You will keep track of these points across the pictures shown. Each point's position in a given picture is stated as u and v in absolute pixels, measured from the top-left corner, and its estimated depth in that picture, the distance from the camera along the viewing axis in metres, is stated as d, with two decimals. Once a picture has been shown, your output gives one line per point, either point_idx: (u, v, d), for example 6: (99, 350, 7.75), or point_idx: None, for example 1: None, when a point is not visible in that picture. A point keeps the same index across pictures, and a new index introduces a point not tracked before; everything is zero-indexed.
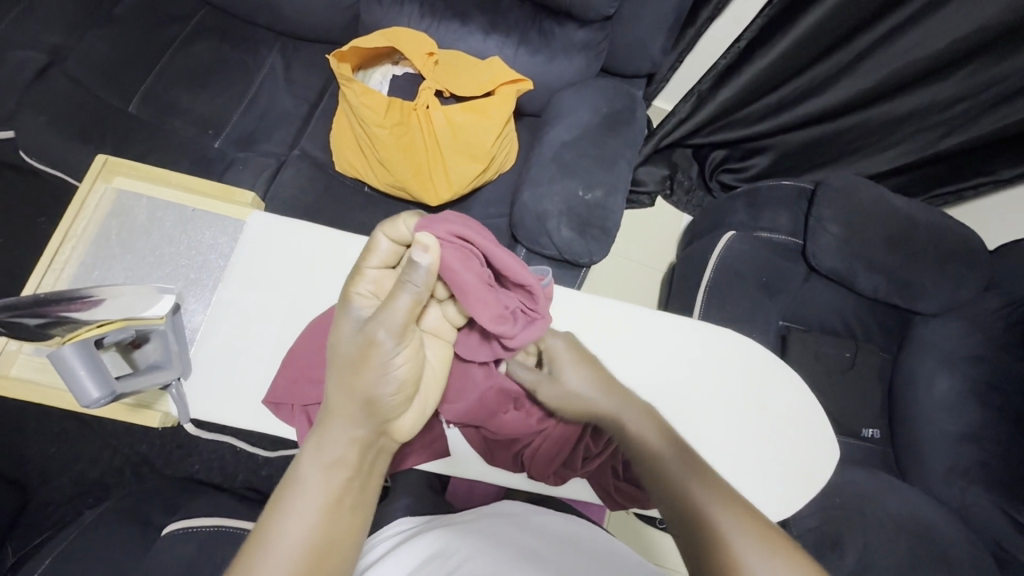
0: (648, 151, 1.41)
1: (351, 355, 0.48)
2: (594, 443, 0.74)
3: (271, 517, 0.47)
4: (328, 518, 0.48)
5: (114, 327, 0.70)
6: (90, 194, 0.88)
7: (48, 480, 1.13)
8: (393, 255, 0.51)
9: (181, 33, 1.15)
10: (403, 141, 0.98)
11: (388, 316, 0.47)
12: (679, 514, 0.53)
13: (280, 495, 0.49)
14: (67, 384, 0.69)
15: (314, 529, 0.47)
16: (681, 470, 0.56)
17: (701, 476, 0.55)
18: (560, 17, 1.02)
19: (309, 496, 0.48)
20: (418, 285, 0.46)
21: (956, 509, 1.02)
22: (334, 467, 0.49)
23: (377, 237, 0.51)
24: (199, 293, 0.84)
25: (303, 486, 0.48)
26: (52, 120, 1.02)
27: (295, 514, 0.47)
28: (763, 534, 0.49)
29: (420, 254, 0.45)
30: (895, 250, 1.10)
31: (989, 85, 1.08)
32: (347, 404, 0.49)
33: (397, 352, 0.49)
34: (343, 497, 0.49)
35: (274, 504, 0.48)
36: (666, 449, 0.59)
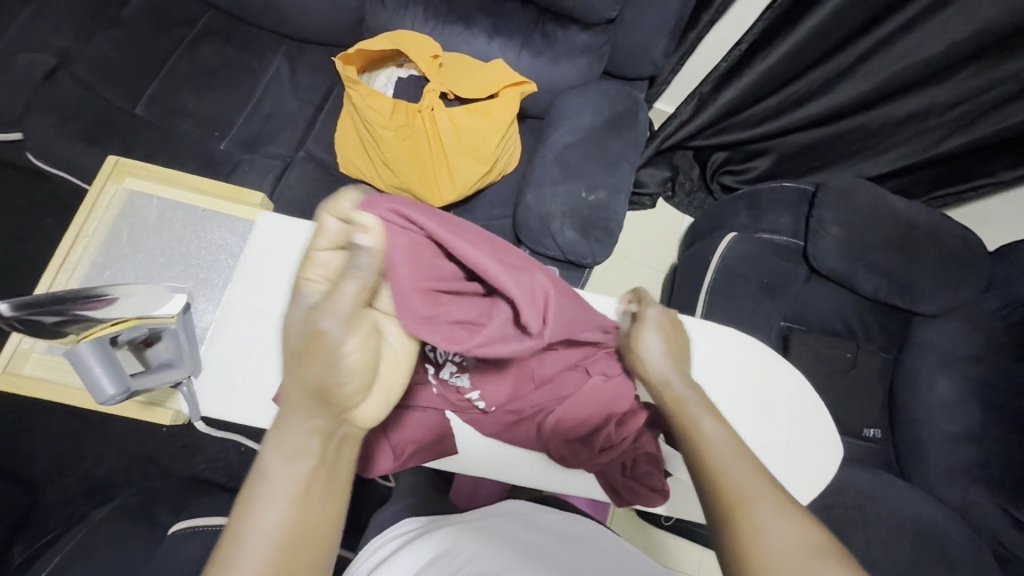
0: (650, 153, 1.42)
1: (300, 341, 0.43)
2: (616, 433, 0.75)
3: (237, 516, 0.43)
4: (297, 514, 0.44)
5: (127, 325, 0.71)
6: (102, 195, 0.88)
7: (53, 480, 1.14)
8: (345, 236, 0.45)
9: (187, 36, 1.16)
10: (409, 143, 0.99)
11: (339, 302, 0.43)
12: (706, 477, 0.53)
13: (244, 492, 0.44)
14: (82, 382, 0.70)
15: (282, 528, 0.43)
16: (719, 440, 0.56)
17: (735, 450, 0.54)
18: (563, 20, 1.03)
19: (276, 492, 0.44)
20: (364, 270, 0.43)
21: (957, 509, 1.02)
22: (299, 460, 0.44)
23: (324, 218, 0.45)
24: (209, 293, 0.85)
25: (270, 480, 0.44)
26: (59, 121, 1.03)
27: (262, 512, 0.43)
28: (785, 508, 0.49)
29: (361, 236, 0.43)
30: (896, 251, 1.11)
31: (989, 88, 1.09)
32: (306, 391, 0.44)
33: (346, 339, 0.44)
34: (311, 489, 0.45)
35: (240, 502, 0.44)
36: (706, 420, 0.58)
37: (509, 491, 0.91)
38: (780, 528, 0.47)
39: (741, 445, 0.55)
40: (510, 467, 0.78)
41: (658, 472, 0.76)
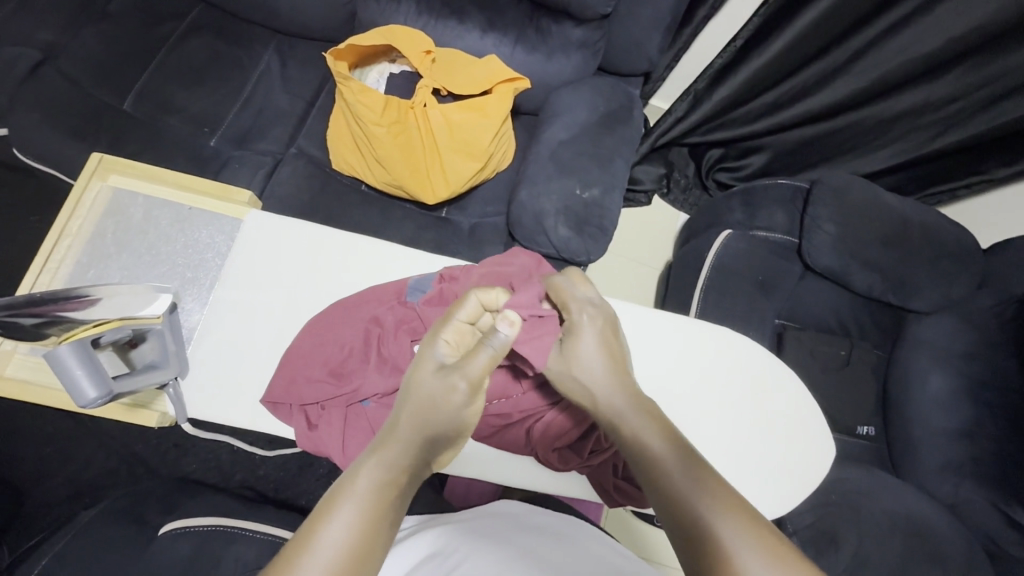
0: (645, 149, 1.41)
1: (433, 394, 0.52)
2: (606, 437, 0.73)
3: (315, 518, 0.43)
4: (366, 534, 0.43)
5: (110, 326, 0.68)
6: (86, 192, 0.87)
7: (42, 481, 1.13)
8: (477, 313, 0.58)
9: (175, 30, 1.14)
10: (400, 139, 0.98)
11: (470, 366, 0.53)
12: (676, 518, 0.48)
13: (327, 501, 0.45)
14: (63, 384, 0.68)
15: (352, 542, 0.42)
16: (679, 471, 0.51)
17: (698, 474, 0.50)
18: (558, 15, 1.02)
19: (358, 505, 0.44)
20: (496, 348, 0.54)
21: (950, 505, 1.03)
22: (388, 485, 0.46)
23: (468, 296, 0.58)
24: (196, 292, 0.84)
25: (355, 491, 0.45)
26: (45, 117, 1.01)
27: (340, 520, 0.43)
28: (780, 554, 0.44)
29: (502, 326, 0.54)
30: (890, 248, 1.11)
31: (983, 85, 1.08)
32: (421, 426, 0.51)
33: (466, 405, 0.53)
34: (386, 513, 0.45)
35: (320, 507, 0.44)
36: (661, 446, 0.53)
37: (502, 490, 0.91)
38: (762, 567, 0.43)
39: (704, 467, 0.51)
40: (502, 467, 0.77)
41: None
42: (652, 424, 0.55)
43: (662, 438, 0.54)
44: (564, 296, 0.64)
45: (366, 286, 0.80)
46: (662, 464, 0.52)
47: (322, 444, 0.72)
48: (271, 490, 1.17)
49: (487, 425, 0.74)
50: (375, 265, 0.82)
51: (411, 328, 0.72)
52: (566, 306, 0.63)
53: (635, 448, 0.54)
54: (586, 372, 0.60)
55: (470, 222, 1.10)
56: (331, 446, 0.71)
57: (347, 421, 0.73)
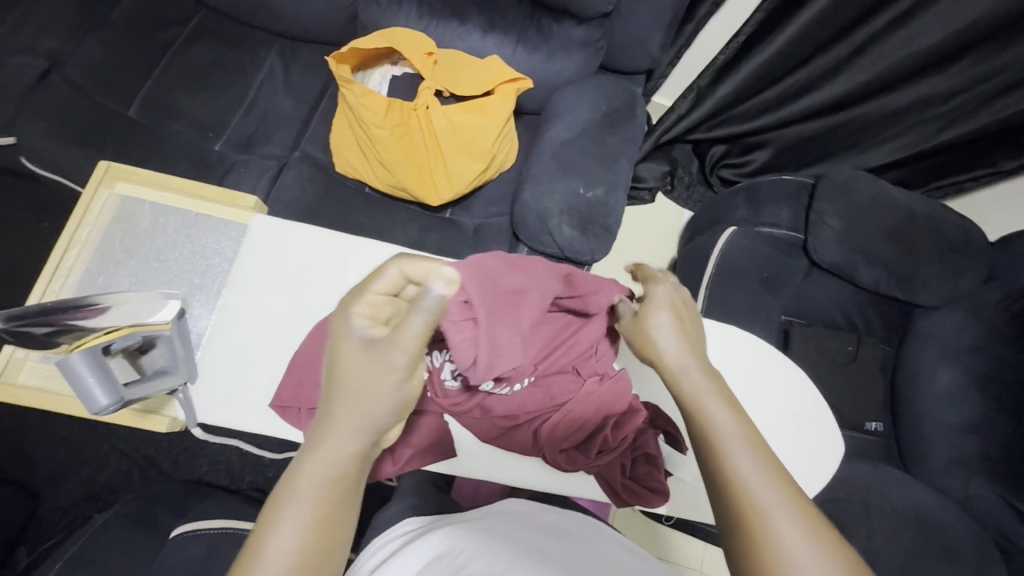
0: (649, 146, 1.41)
1: (358, 374, 0.47)
2: (613, 436, 0.73)
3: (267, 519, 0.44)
4: (312, 535, 0.44)
5: (120, 333, 0.68)
6: (94, 200, 0.88)
7: (56, 485, 1.14)
8: (399, 284, 0.51)
9: (180, 36, 1.15)
10: (404, 141, 0.98)
11: (404, 338, 0.46)
12: (724, 487, 0.49)
13: (274, 501, 0.45)
14: (74, 391, 0.68)
15: (299, 543, 0.43)
16: (733, 431, 0.52)
17: (753, 451, 0.50)
18: (559, 15, 1.02)
19: (300, 509, 0.44)
20: (431, 315, 0.46)
21: (959, 500, 1.02)
22: (330, 481, 0.45)
23: (389, 267, 0.50)
24: (204, 298, 0.85)
25: (302, 493, 0.45)
26: (52, 125, 1.02)
27: (285, 524, 0.44)
28: (811, 524, 0.46)
29: (434, 284, 0.46)
30: (896, 243, 1.10)
31: (991, 76, 1.07)
32: (357, 416, 0.47)
33: (405, 378, 0.48)
34: (328, 510, 0.45)
35: (267, 509, 0.45)
36: (716, 403, 0.54)
37: (511, 490, 0.91)
38: (803, 550, 0.44)
39: (760, 441, 0.52)
40: (509, 467, 0.78)
41: (657, 473, 0.76)
42: (712, 392, 0.55)
43: (715, 395, 0.55)
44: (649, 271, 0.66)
45: None
46: (718, 430, 0.52)
47: None
48: None
49: (493, 425, 0.73)
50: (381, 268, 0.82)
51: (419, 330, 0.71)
52: (651, 280, 0.65)
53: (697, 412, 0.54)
54: (658, 341, 0.60)
55: (474, 223, 1.10)
56: None
57: None
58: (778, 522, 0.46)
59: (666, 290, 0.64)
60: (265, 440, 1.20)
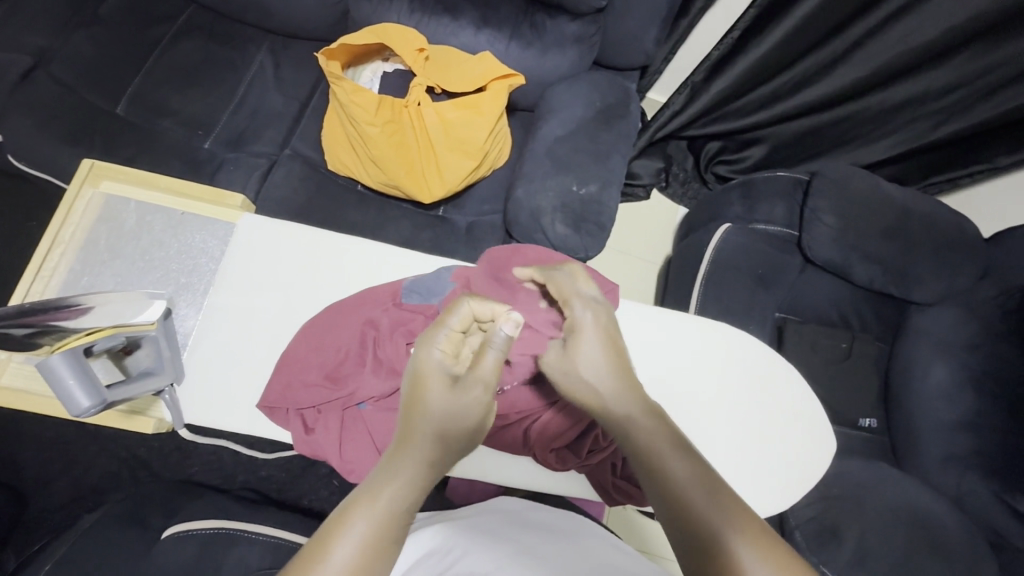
0: (644, 143, 1.40)
1: (438, 398, 0.50)
2: (604, 436, 0.73)
3: (331, 532, 0.43)
4: (377, 551, 0.43)
5: (103, 334, 0.67)
6: (78, 199, 0.87)
7: (46, 486, 1.13)
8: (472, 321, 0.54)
9: (169, 32, 1.13)
10: (395, 139, 0.97)
11: (479, 368, 0.51)
12: (664, 500, 0.49)
13: (341, 513, 0.44)
14: (55, 393, 0.67)
15: (363, 557, 0.42)
16: (659, 439, 0.52)
17: (682, 456, 0.51)
18: (552, 11, 1.01)
19: (371, 523, 0.44)
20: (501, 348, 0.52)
21: (953, 497, 1.02)
22: (402, 499, 0.46)
23: (464, 305, 0.54)
24: (191, 297, 0.84)
25: (372, 507, 0.44)
26: (38, 122, 1.01)
27: (354, 533, 0.43)
28: (744, 519, 0.45)
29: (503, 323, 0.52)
30: (890, 239, 1.10)
31: (986, 72, 1.07)
32: (435, 439, 0.49)
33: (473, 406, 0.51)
34: (396, 527, 0.45)
35: (333, 520, 0.44)
36: (638, 412, 0.55)
37: (504, 489, 0.91)
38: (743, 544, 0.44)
39: (687, 442, 0.52)
40: (500, 466, 0.77)
41: None
42: (633, 403, 0.56)
43: (633, 403, 0.56)
44: (563, 291, 0.64)
45: (362, 288, 0.80)
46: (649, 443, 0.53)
47: (320, 447, 0.72)
48: (273, 491, 1.17)
49: None
50: (371, 267, 0.82)
51: (407, 330, 0.70)
52: (567, 303, 0.63)
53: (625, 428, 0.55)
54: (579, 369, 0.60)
55: (467, 221, 1.09)
56: (328, 449, 0.71)
57: (343, 424, 0.73)
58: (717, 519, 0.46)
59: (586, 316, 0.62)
60: (258, 439, 1.20)
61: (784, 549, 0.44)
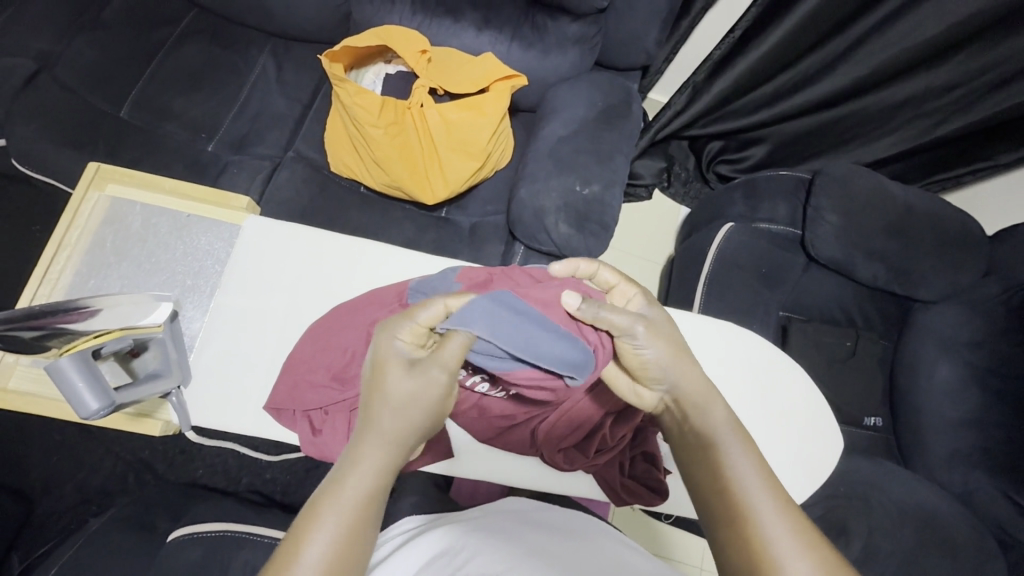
0: (646, 143, 1.40)
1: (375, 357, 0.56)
2: (612, 435, 0.73)
3: (304, 526, 0.46)
4: (347, 529, 0.46)
5: (111, 337, 0.68)
6: (84, 202, 0.87)
7: (51, 490, 1.13)
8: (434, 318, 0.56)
9: (171, 35, 1.14)
10: (398, 140, 0.97)
11: (444, 357, 0.54)
12: (717, 491, 0.51)
13: (318, 497, 0.48)
14: (64, 396, 0.67)
15: (333, 549, 0.45)
16: (729, 440, 0.53)
17: (749, 456, 0.52)
18: (554, 11, 1.01)
19: (339, 500, 0.47)
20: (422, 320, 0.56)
21: (958, 494, 1.02)
22: (372, 478, 0.49)
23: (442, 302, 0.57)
24: (197, 299, 0.84)
25: (339, 499, 0.47)
26: (42, 127, 1.01)
27: (327, 514, 0.46)
28: (796, 522, 0.48)
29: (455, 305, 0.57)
30: (894, 237, 1.10)
31: (988, 70, 1.06)
32: (389, 416, 0.53)
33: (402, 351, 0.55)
34: (364, 503, 0.48)
35: (310, 507, 0.47)
36: (712, 406, 0.56)
37: (509, 490, 0.90)
38: (791, 546, 0.46)
39: (752, 443, 0.54)
40: (508, 467, 0.77)
41: (656, 471, 0.75)
42: (711, 398, 0.57)
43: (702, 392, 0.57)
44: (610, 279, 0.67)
45: (368, 289, 0.80)
46: (714, 434, 0.54)
47: (326, 448, 0.72)
48: (278, 493, 1.17)
49: (490, 426, 0.73)
50: (377, 269, 0.81)
51: None
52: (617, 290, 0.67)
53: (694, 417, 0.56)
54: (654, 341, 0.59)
55: (471, 222, 1.10)
56: (335, 450, 0.71)
57: (350, 425, 0.73)
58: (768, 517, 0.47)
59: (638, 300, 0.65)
60: (263, 441, 1.20)
61: (824, 552, 0.46)
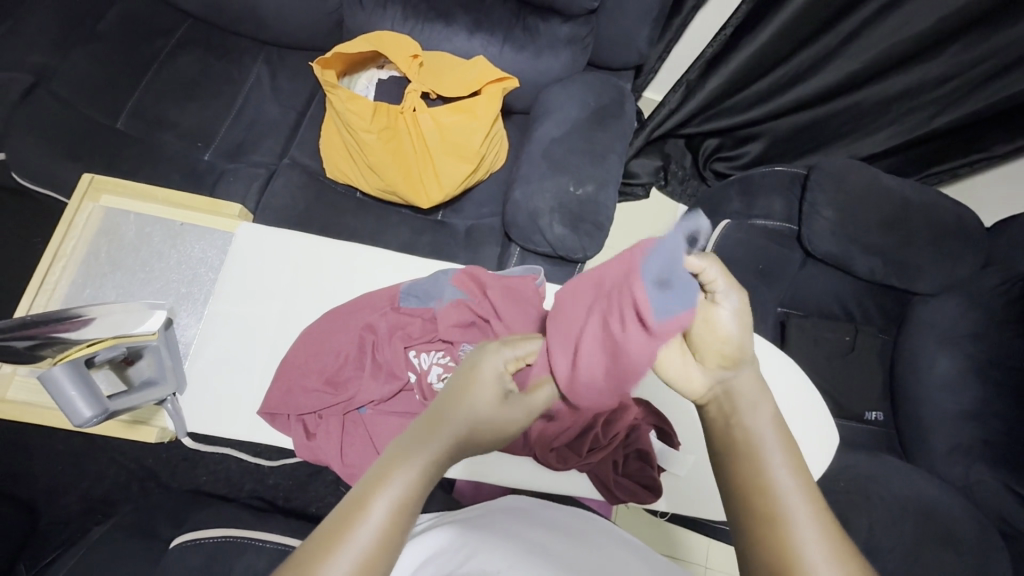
0: (641, 142, 1.40)
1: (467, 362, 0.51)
2: (605, 435, 0.73)
3: (346, 519, 0.40)
4: (393, 530, 0.40)
5: (104, 345, 0.69)
6: (78, 213, 0.87)
7: (56, 500, 1.14)
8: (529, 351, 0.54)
9: (166, 47, 1.15)
10: (392, 145, 0.99)
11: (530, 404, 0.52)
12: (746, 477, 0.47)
13: (368, 481, 0.42)
14: (58, 404, 0.68)
15: (379, 543, 0.39)
16: (770, 446, 0.47)
17: (779, 449, 0.47)
18: (545, 13, 1.01)
19: (392, 491, 0.41)
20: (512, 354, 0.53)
21: (961, 487, 1.01)
22: (428, 478, 0.43)
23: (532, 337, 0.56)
24: (191, 306, 0.85)
25: (387, 490, 0.41)
26: (40, 140, 1.02)
27: (375, 508, 0.40)
28: (829, 536, 0.43)
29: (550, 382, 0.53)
30: (890, 231, 1.09)
31: (981, 61, 1.06)
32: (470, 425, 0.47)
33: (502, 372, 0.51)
34: (415, 505, 0.42)
35: (359, 488, 0.41)
36: (764, 418, 0.49)
37: (510, 490, 0.91)
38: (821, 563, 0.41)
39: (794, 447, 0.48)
40: (503, 466, 0.78)
41: (651, 469, 0.76)
42: (762, 398, 0.50)
43: (757, 397, 0.50)
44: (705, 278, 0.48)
45: (361, 292, 0.80)
46: (754, 437, 0.48)
47: (320, 452, 0.72)
48: (281, 499, 1.17)
49: None
50: (368, 272, 0.82)
51: (405, 333, 0.72)
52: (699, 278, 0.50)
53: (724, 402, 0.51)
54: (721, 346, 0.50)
55: (466, 224, 1.10)
56: (330, 454, 0.72)
57: (344, 429, 0.73)
58: (799, 516, 0.43)
59: (728, 310, 0.49)
60: (264, 448, 1.20)
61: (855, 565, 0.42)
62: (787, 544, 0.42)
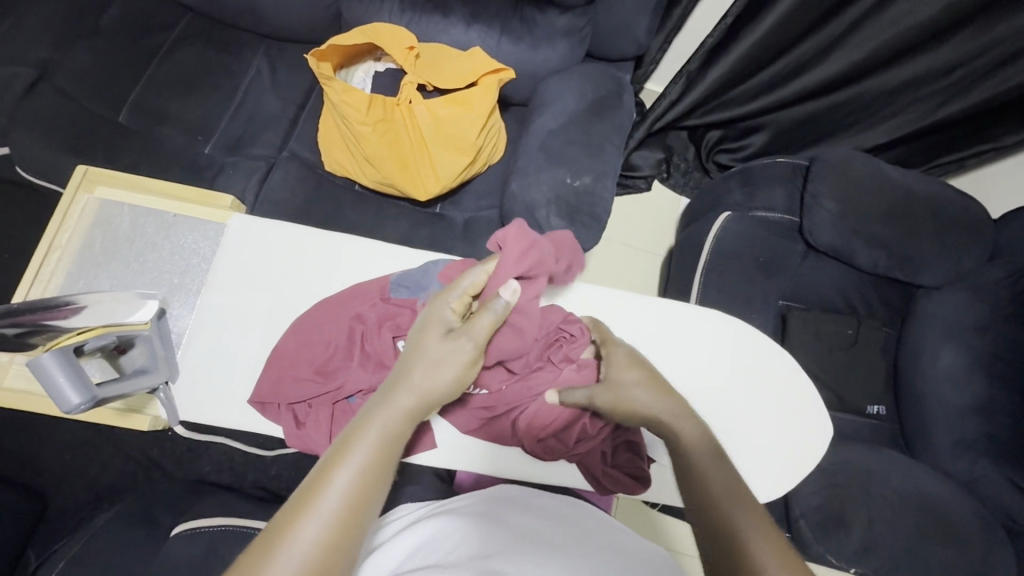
0: (642, 134, 1.39)
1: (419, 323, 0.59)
2: (592, 426, 0.73)
3: (315, 487, 0.44)
4: (365, 489, 0.45)
5: (93, 333, 0.70)
6: (73, 205, 0.89)
7: (64, 488, 1.16)
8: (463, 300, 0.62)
9: (167, 41, 1.16)
10: (387, 137, 0.98)
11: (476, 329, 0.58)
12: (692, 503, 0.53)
13: (336, 449, 0.47)
14: (46, 391, 0.69)
15: (350, 503, 0.44)
16: (704, 463, 0.55)
17: (714, 468, 0.54)
18: (542, 4, 1.01)
19: (359, 454, 0.47)
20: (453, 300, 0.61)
21: (964, 482, 1.00)
22: (393, 437, 0.49)
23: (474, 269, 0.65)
24: (183, 297, 0.86)
25: (349, 462, 0.46)
26: (41, 135, 1.03)
27: (344, 471, 0.45)
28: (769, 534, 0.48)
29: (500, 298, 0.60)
30: (894, 222, 1.08)
31: (986, 51, 1.04)
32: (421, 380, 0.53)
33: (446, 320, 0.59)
34: (383, 464, 0.47)
35: (329, 457, 0.46)
36: (692, 441, 0.58)
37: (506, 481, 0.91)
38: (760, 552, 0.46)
39: (724, 463, 0.55)
40: (493, 457, 0.78)
41: (640, 461, 0.76)
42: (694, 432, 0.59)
43: (689, 428, 0.59)
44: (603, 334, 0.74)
45: (352, 283, 0.81)
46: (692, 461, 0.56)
47: (309, 440, 0.73)
48: (283, 489, 1.19)
49: (475, 413, 0.75)
50: (360, 263, 0.83)
51: (395, 324, 0.73)
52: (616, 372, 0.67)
53: (677, 442, 0.59)
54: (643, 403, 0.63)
55: (464, 217, 1.10)
56: (319, 442, 0.73)
57: (334, 418, 0.75)
58: (734, 515, 0.49)
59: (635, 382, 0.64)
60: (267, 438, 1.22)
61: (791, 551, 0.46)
62: (730, 549, 0.47)
